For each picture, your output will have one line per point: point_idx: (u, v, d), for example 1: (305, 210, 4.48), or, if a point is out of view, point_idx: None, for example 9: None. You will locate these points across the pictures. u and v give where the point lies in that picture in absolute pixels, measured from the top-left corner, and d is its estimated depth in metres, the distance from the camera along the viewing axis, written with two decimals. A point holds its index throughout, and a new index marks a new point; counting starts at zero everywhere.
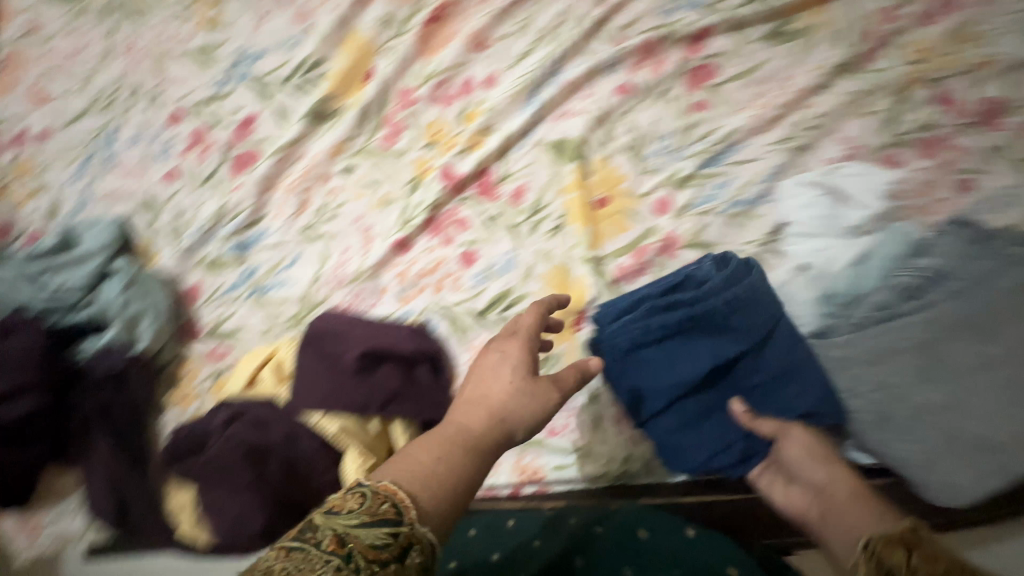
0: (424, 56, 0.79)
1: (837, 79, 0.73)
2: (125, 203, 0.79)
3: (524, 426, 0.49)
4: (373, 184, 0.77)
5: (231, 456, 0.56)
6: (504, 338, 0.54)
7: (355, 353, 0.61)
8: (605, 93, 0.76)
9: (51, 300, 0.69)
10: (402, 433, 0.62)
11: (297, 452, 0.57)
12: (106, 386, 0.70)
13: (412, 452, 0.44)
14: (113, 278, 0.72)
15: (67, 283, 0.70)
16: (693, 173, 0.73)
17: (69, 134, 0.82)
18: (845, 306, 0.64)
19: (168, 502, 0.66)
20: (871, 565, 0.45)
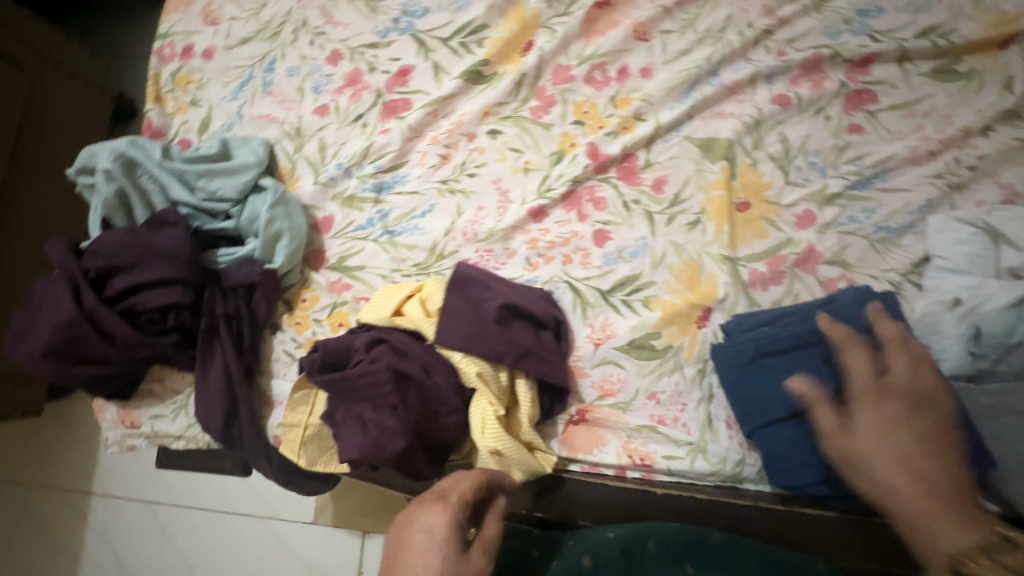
0: (584, 39, 0.81)
1: (1001, 125, 0.72)
2: (276, 128, 0.82)
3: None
4: (516, 150, 0.79)
5: (376, 377, 0.57)
6: (433, 508, 0.49)
7: (496, 304, 0.62)
8: (761, 100, 0.77)
9: (204, 203, 0.71)
10: (526, 391, 0.63)
11: (434, 386, 0.59)
12: (239, 295, 0.72)
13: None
14: (263, 194, 0.73)
15: (222, 190, 0.72)
16: (841, 192, 0.73)
17: (233, 55, 0.86)
18: (999, 349, 0.61)
19: (285, 416, 0.67)
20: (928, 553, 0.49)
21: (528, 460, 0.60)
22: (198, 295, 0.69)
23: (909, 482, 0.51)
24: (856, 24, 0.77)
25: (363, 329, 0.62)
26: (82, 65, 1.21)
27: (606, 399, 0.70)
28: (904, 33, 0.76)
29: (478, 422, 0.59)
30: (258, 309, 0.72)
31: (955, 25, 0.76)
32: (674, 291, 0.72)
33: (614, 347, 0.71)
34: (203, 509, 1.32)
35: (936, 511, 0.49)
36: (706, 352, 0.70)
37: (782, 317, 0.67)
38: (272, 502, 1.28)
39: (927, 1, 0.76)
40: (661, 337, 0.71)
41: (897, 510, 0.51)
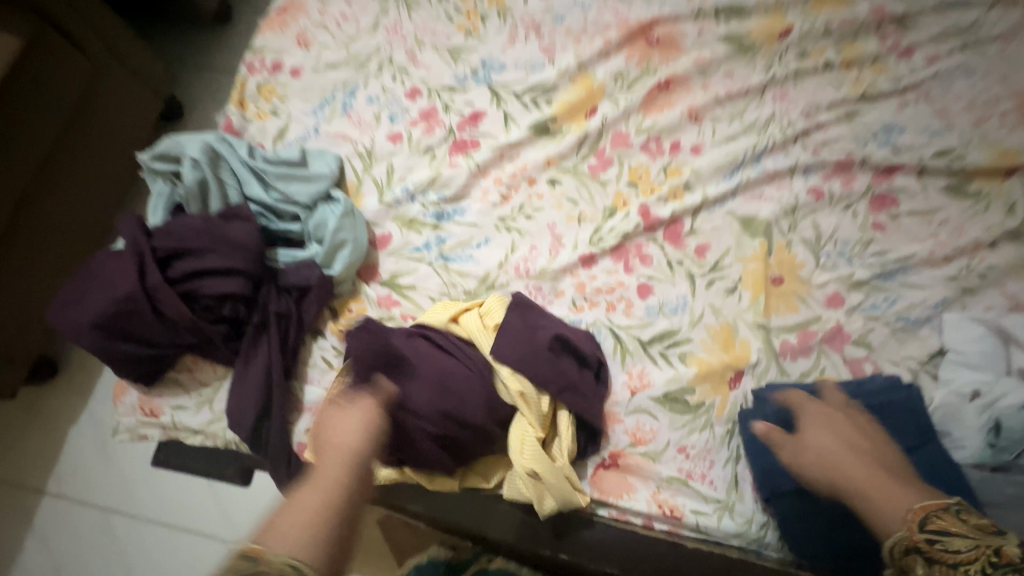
0: (644, 112, 0.90)
1: (1005, 242, 0.81)
2: (349, 147, 0.87)
3: (376, 451, 0.54)
4: (572, 200, 0.84)
5: (403, 376, 0.63)
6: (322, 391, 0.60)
7: (552, 333, 0.65)
8: (797, 190, 0.85)
9: (278, 204, 0.75)
10: (565, 424, 0.65)
11: (458, 392, 0.62)
12: (292, 294, 0.72)
13: (285, 515, 0.42)
14: (333, 204, 0.77)
15: (296, 195, 0.76)
16: (866, 280, 0.79)
17: (318, 77, 0.92)
18: (1012, 444, 0.65)
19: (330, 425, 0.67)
20: (915, 533, 0.49)
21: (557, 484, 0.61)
22: (256, 290, 0.70)
23: (853, 459, 0.57)
24: (883, 137, 0.87)
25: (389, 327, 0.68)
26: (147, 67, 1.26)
27: (637, 446, 0.71)
28: (924, 151, 0.86)
29: (518, 443, 0.62)
30: (306, 312, 0.72)
31: (967, 151, 0.85)
32: (710, 350, 0.75)
33: (649, 397, 0.73)
34: (164, 524, 1.22)
35: (876, 479, 0.55)
36: (736, 413, 0.72)
37: (817, 393, 0.70)
38: (242, 524, 1.19)
39: (943, 128, 0.87)
40: (695, 393, 0.73)
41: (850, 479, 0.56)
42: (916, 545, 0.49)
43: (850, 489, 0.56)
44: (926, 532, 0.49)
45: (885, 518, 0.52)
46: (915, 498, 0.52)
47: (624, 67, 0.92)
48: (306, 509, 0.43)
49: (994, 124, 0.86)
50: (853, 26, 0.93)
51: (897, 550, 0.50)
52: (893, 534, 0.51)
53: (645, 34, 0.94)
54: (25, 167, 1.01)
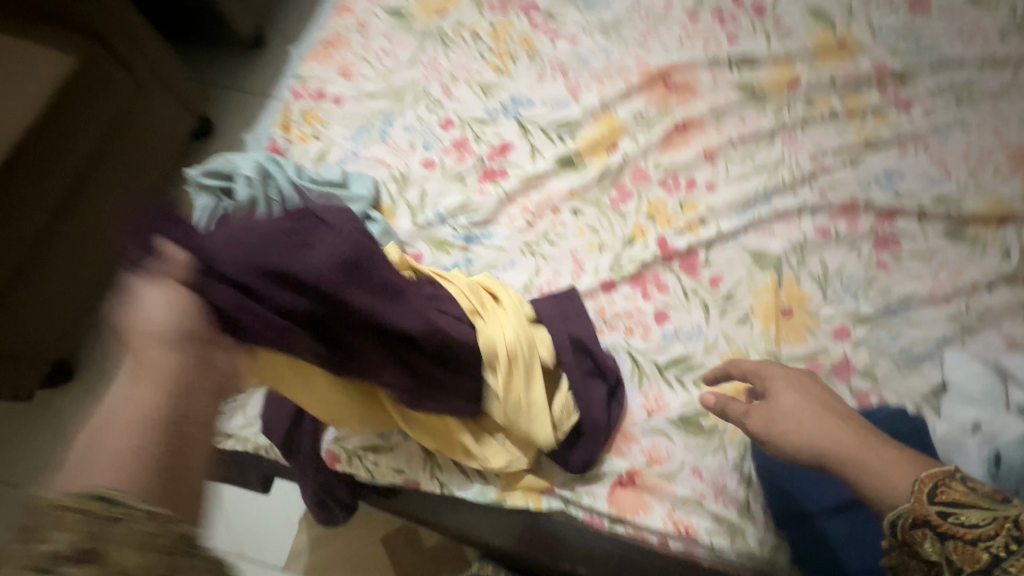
0: (661, 151, 0.96)
1: (1000, 285, 0.85)
2: (384, 171, 0.93)
3: (201, 383, 0.44)
4: (593, 229, 0.89)
5: (350, 294, 0.51)
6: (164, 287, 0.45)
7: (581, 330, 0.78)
8: (805, 228, 0.90)
9: None
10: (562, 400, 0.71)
11: (410, 317, 0.55)
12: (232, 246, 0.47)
13: (102, 455, 0.37)
14: (372, 223, 0.83)
15: None
16: (871, 315, 0.84)
17: (358, 105, 0.98)
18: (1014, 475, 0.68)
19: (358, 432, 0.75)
20: (929, 505, 0.43)
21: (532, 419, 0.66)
22: None
23: (837, 426, 0.52)
24: (884, 182, 0.93)
25: (334, 225, 0.54)
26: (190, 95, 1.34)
27: (653, 465, 0.74)
28: (923, 197, 0.92)
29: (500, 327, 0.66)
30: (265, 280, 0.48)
31: (964, 199, 0.91)
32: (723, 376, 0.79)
33: (666, 419, 0.76)
34: None
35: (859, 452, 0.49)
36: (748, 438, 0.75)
37: None
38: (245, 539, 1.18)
39: (941, 176, 0.93)
40: (709, 416, 0.76)
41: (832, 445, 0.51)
42: (926, 519, 0.42)
43: (835, 459, 0.50)
44: (939, 504, 0.42)
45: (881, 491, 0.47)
46: (915, 470, 0.46)
47: (643, 108, 0.99)
48: (115, 442, 0.38)
49: (987, 174, 0.92)
50: (856, 80, 1.00)
51: (901, 524, 0.44)
52: (911, 512, 0.43)
53: (663, 78, 1.01)
54: (59, 175, 1.06)
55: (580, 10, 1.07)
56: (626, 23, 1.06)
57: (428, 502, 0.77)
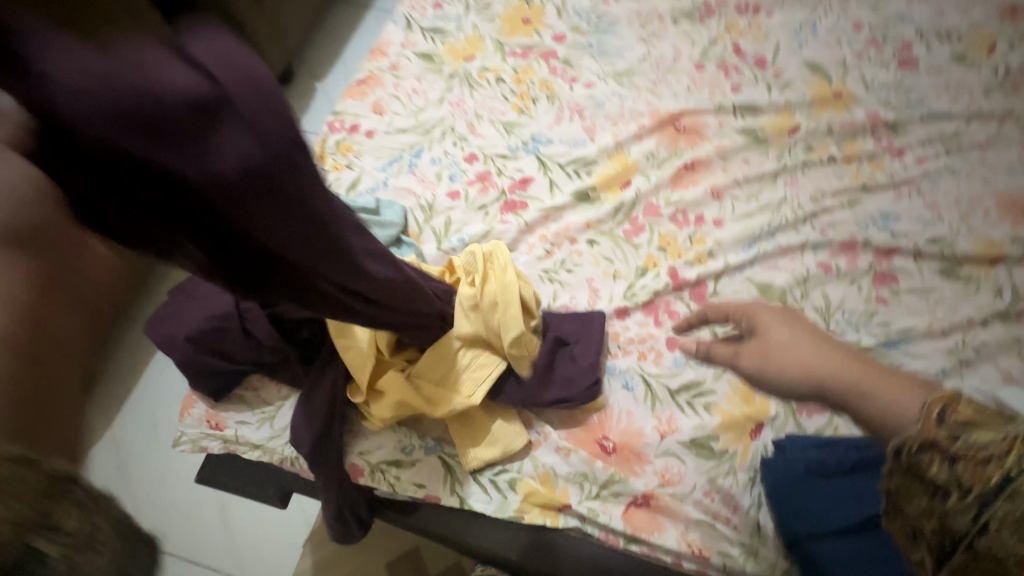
0: (672, 188, 1.02)
1: (994, 322, 0.90)
2: (413, 200, 0.99)
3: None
4: (608, 259, 0.95)
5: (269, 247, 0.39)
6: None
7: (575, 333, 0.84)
8: (808, 263, 0.95)
9: None
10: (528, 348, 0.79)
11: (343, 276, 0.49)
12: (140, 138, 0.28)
13: None
14: (406, 248, 0.93)
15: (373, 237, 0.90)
16: (873, 347, 0.88)
17: (389, 139, 1.06)
18: None
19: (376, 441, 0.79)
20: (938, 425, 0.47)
21: (508, 330, 0.76)
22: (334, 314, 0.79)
23: (824, 358, 0.67)
24: (881, 222, 0.99)
25: (250, 114, 0.31)
26: None
27: (666, 487, 0.76)
28: (918, 237, 0.97)
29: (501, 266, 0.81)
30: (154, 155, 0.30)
31: (956, 241, 0.97)
32: (733, 403, 0.82)
33: (678, 441, 0.79)
34: None
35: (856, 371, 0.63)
36: (757, 463, 0.78)
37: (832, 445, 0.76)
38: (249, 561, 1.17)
39: (934, 219, 0.99)
40: (719, 440, 0.79)
41: (836, 379, 0.64)
42: (932, 440, 0.46)
43: (835, 384, 0.64)
44: (948, 427, 0.46)
45: (883, 409, 0.58)
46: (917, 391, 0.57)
47: (655, 148, 1.06)
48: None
49: (978, 218, 0.99)
50: (852, 128, 1.08)
51: (910, 449, 0.48)
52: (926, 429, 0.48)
53: (673, 122, 1.09)
54: None
55: (596, 59, 1.16)
56: (639, 71, 1.15)
57: (445, 517, 0.80)
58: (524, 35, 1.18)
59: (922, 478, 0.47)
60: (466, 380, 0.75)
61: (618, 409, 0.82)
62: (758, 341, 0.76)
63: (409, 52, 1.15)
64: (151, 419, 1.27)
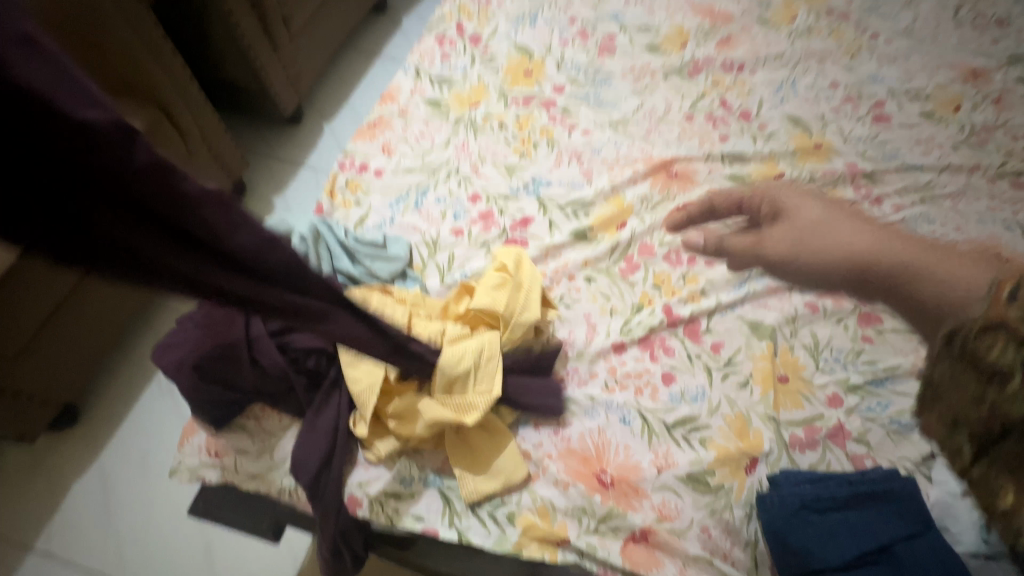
0: (665, 229, 1.08)
1: None
2: (418, 236, 1.03)
3: None
4: (605, 295, 0.98)
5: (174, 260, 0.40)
6: None
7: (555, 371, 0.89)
8: (796, 302, 0.99)
9: (363, 277, 0.91)
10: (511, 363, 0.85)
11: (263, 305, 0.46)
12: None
13: None
14: (410, 281, 0.95)
15: (378, 271, 0.93)
16: (861, 384, 0.91)
17: (396, 179, 1.11)
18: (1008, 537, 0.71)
19: (374, 470, 0.79)
20: None
21: (520, 318, 0.85)
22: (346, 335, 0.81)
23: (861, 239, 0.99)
24: None
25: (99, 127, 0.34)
26: (221, 146, 1.37)
27: (663, 522, 0.77)
28: None
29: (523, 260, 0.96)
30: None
31: None
32: (727, 437, 0.84)
33: (674, 475, 0.80)
34: None
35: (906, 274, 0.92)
36: (752, 498, 0.79)
37: (826, 479, 0.77)
38: None
39: None
40: (715, 474, 0.80)
41: (893, 271, 0.93)
42: (1001, 321, 0.70)
43: (885, 271, 0.94)
44: None
45: (939, 298, 0.87)
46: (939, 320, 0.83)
47: (648, 192, 1.12)
48: None
49: None
50: (832, 177, 1.15)
51: None
52: None
53: (665, 168, 1.16)
54: None
55: (592, 108, 1.24)
56: (632, 120, 1.23)
57: (443, 551, 0.79)
58: (525, 85, 1.26)
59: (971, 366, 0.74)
60: (484, 374, 0.80)
61: (616, 442, 0.83)
62: (789, 223, 1.04)
63: (416, 99, 1.22)
64: (141, 453, 1.24)
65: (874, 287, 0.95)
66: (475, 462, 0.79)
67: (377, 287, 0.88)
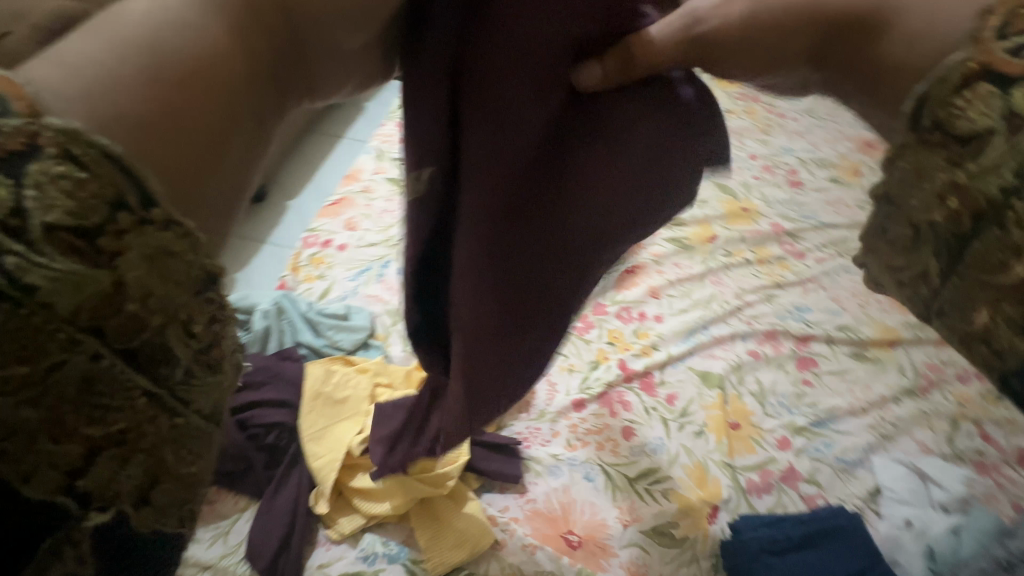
0: (615, 289, 1.15)
1: (904, 398, 1.02)
2: (380, 305, 1.06)
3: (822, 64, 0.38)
4: (563, 354, 1.02)
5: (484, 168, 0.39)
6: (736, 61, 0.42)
7: (517, 431, 0.92)
8: (739, 351, 1.07)
9: (323, 348, 0.92)
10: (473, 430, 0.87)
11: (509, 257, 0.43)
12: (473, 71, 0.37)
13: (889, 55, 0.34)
14: (372, 349, 0.95)
15: (339, 341, 0.93)
16: (806, 426, 0.96)
17: (358, 252, 1.14)
18: (949, 565, 0.78)
19: (333, 549, 0.76)
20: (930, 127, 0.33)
21: None
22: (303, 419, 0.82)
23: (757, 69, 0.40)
24: (796, 314, 1.14)
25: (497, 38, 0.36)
26: None
27: None
28: (829, 326, 1.12)
29: None
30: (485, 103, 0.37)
31: (860, 328, 1.12)
32: (688, 487, 0.86)
33: (639, 531, 0.81)
34: None
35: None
36: (716, 547, 0.81)
37: (781, 522, 0.80)
38: None
39: (839, 309, 1.15)
40: (679, 526, 0.82)
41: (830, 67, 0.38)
42: (986, 62, 0.30)
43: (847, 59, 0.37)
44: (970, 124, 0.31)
45: (912, 45, 0.33)
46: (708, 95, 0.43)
47: None
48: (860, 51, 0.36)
49: (874, 308, 1.16)
50: (760, 237, 1.28)
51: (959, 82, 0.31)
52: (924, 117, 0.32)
53: None
54: None
55: None
56: None
57: None
58: None
59: (937, 147, 0.32)
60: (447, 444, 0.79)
61: (581, 500, 0.84)
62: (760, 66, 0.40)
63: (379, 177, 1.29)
64: None
65: (840, 46, 0.37)
66: (440, 532, 0.78)
67: (340, 358, 0.89)
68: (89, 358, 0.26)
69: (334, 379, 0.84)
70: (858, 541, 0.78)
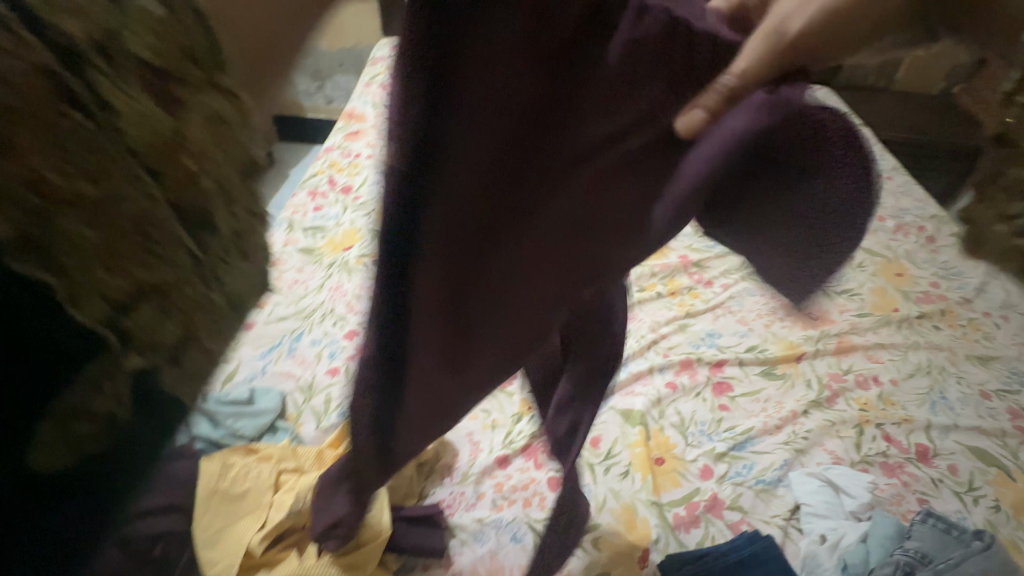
0: None
1: (813, 409, 1.07)
2: (290, 382, 1.02)
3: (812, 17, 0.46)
4: (485, 411, 1.01)
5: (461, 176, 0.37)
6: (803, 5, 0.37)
7: (441, 497, 0.89)
8: (657, 384, 1.08)
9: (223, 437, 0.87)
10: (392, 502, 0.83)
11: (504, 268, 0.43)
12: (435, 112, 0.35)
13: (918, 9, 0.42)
14: (279, 433, 0.93)
15: (242, 429, 0.89)
16: (726, 451, 0.98)
17: (268, 329, 1.11)
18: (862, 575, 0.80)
19: None
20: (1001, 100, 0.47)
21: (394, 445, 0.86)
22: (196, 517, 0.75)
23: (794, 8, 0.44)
24: (708, 340, 1.19)
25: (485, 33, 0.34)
26: None
27: None
28: (738, 349, 1.18)
29: None
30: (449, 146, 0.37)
31: (766, 346, 1.19)
32: (618, 533, 0.85)
33: None
34: None
35: None
36: None
37: (704, 556, 0.81)
38: None
39: (746, 331, 1.22)
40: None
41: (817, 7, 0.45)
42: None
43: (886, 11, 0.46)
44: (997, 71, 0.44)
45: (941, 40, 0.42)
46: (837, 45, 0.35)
47: None
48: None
49: (778, 326, 1.23)
50: (669, 269, 1.33)
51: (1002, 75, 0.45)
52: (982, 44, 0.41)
53: None
54: None
55: None
56: None
57: None
58: None
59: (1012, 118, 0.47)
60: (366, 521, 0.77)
61: (509, 564, 0.81)
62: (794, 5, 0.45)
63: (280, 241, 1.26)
64: None
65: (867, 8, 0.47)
66: None
67: (241, 446, 0.84)
68: (127, 189, 0.30)
69: (231, 473, 0.79)
70: (778, 563, 0.79)
